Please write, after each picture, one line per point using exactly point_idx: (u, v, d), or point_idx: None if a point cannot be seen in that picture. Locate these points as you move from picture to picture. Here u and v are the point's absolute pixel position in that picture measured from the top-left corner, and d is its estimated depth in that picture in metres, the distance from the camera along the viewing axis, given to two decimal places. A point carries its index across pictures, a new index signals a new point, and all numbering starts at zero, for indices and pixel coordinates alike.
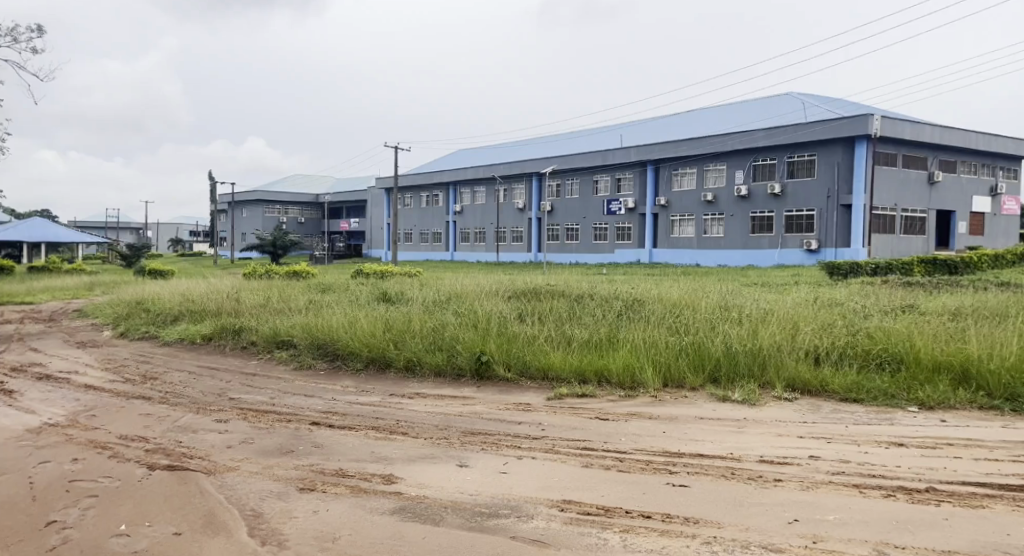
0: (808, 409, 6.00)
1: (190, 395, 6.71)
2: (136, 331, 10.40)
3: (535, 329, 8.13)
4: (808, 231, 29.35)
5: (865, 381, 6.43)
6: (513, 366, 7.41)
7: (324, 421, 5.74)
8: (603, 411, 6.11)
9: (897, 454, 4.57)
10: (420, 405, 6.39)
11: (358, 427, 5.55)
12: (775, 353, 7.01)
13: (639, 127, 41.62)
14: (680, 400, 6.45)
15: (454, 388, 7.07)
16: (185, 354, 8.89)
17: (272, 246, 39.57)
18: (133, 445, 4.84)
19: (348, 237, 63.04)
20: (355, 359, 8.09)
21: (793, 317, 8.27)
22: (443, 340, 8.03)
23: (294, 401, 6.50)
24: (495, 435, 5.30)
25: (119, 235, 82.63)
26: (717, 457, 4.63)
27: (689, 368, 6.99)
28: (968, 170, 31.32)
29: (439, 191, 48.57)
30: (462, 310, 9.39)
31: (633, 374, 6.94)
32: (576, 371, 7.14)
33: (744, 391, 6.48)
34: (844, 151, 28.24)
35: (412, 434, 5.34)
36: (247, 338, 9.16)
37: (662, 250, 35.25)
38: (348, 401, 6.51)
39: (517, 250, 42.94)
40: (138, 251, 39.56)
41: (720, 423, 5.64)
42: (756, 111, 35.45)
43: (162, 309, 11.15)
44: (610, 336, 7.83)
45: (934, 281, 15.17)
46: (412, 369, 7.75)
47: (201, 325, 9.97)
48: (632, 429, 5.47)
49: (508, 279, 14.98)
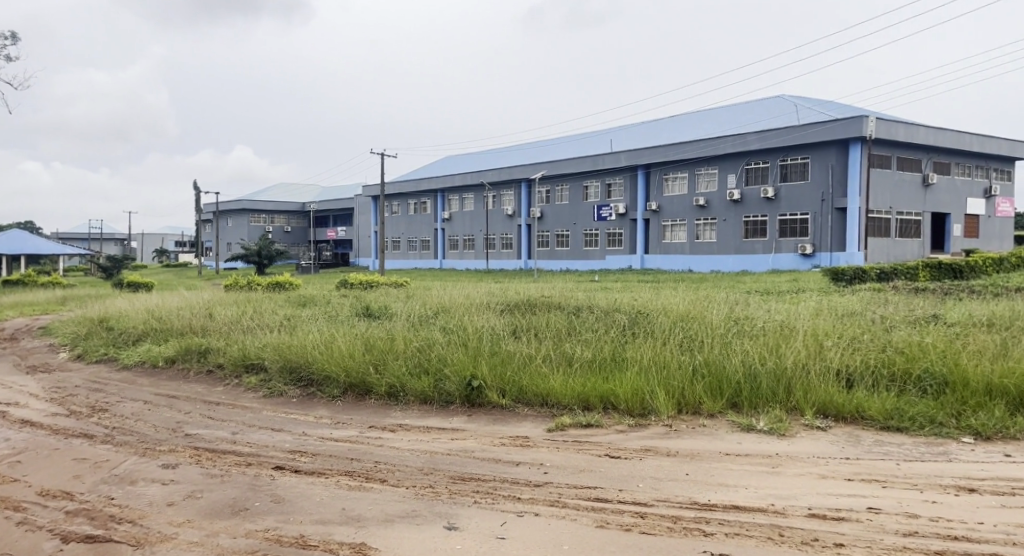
0: (847, 441, 5.23)
1: (139, 431, 5.88)
2: (93, 353, 9.52)
3: (531, 348, 7.37)
4: (802, 234, 28.75)
5: (906, 407, 5.70)
6: (509, 391, 6.63)
7: (289, 465, 4.91)
8: (614, 445, 5.32)
9: (973, 506, 3.82)
10: (403, 441, 5.56)
11: (329, 473, 4.72)
12: (799, 373, 6.27)
13: (630, 131, 41.09)
14: (697, 430, 5.69)
15: (441, 419, 6.25)
16: (144, 380, 8.04)
17: (257, 256, 38.62)
18: (52, 506, 4.05)
19: (335, 245, 62.02)
20: (331, 384, 7.26)
21: (814, 331, 7.53)
22: (430, 362, 7.24)
23: (257, 439, 5.66)
24: (491, 482, 4.51)
25: (103, 246, 81.26)
26: (760, 512, 3.85)
27: (706, 393, 6.24)
28: (962, 172, 30.85)
29: (427, 198, 47.79)
30: (451, 325, 8.62)
31: (643, 399, 6.17)
32: (579, 397, 6.36)
33: (770, 420, 5.72)
34: (838, 154, 27.70)
35: (392, 482, 4.52)
36: (214, 360, 8.31)
37: (654, 255, 34.56)
38: (319, 438, 5.69)
39: (506, 257, 42.26)
40: (119, 263, 38.42)
41: (751, 461, 4.86)
42: (748, 114, 34.97)
43: (125, 328, 10.28)
44: (615, 355, 7.09)
45: (940, 284, 14.74)
46: (395, 396, 6.93)
47: (165, 346, 9.09)
48: (649, 471, 4.68)
49: (500, 288, 14.41)
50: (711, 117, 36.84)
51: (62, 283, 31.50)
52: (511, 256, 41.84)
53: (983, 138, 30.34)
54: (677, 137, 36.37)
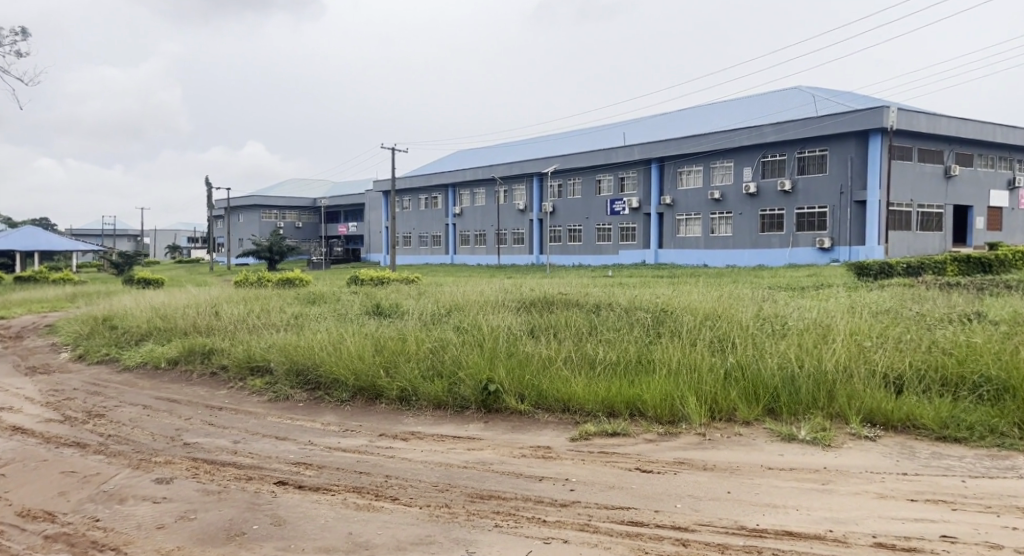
0: (901, 454, 4.81)
1: (134, 440, 5.51)
2: (95, 354, 9.18)
3: (551, 348, 6.95)
4: (820, 228, 28.12)
5: (962, 414, 5.29)
6: (528, 396, 6.23)
7: (293, 480, 4.52)
8: (644, 457, 4.89)
9: None
10: (416, 452, 5.16)
11: (335, 489, 4.33)
12: (841, 378, 5.83)
13: (643, 124, 40.51)
14: (732, 439, 5.26)
15: (457, 426, 5.85)
16: (145, 383, 7.69)
17: (269, 251, 38.51)
18: (30, 530, 3.69)
19: (347, 241, 61.79)
20: (340, 387, 6.88)
21: (851, 330, 7.04)
22: (444, 364, 6.84)
23: (260, 448, 5.28)
24: (512, 500, 4.11)
25: (115, 242, 81.56)
26: (817, 540, 3.45)
27: (741, 399, 5.80)
28: (985, 163, 30.06)
29: (438, 194, 47.47)
30: (464, 324, 8.22)
31: (674, 405, 5.73)
32: (602, 402, 5.93)
33: (812, 429, 5.28)
34: (858, 146, 27.01)
35: (404, 501, 4.12)
36: (218, 362, 7.95)
37: (667, 250, 34.00)
38: (326, 447, 5.30)
39: (518, 252, 41.82)
40: (130, 260, 38.11)
41: (799, 477, 4.41)
42: (764, 106, 34.31)
43: (128, 328, 9.93)
44: (642, 357, 6.65)
45: (972, 280, 14.10)
46: (407, 400, 6.54)
47: (168, 347, 8.74)
48: (686, 488, 4.25)
49: (511, 284, 13.98)
50: (727, 109, 36.15)
51: (74, 279, 31.37)
52: (522, 251, 41.43)
53: (1007, 128, 29.52)
54: (692, 130, 35.74)
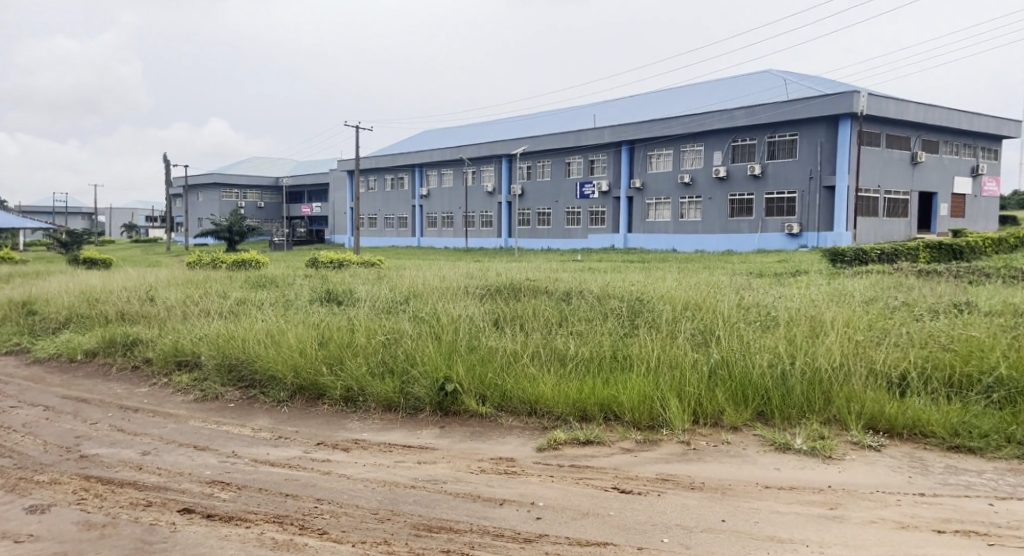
0: (913, 468, 4.22)
1: (21, 451, 4.66)
2: (4, 343, 8.20)
3: (515, 342, 6.23)
4: (789, 214, 27.83)
5: (976, 420, 4.71)
6: (490, 397, 5.52)
7: (201, 506, 3.73)
8: (623, 473, 4.20)
9: None
10: (357, 466, 4.40)
11: (251, 520, 3.55)
12: (839, 377, 5.22)
13: (614, 105, 39.82)
14: (720, 448, 4.62)
15: (408, 433, 5.11)
16: (54, 378, 6.78)
17: (228, 231, 37.02)
18: None
19: (309, 223, 60.42)
20: (277, 386, 6.07)
21: (843, 323, 6.41)
22: (396, 359, 6.05)
23: (171, 463, 4.46)
24: (465, 534, 3.39)
25: (69, 219, 78.56)
26: None
27: (728, 401, 5.17)
28: (951, 150, 30.06)
29: (404, 174, 46.27)
30: (422, 313, 7.44)
31: (653, 409, 5.07)
32: (574, 405, 5.25)
33: (809, 438, 4.65)
34: (828, 130, 26.71)
35: (334, 535, 3.38)
36: (142, 355, 7.06)
37: (637, 234, 33.51)
38: (252, 461, 4.52)
39: (486, 235, 41.05)
40: (78, 238, 36.32)
41: (804, 499, 3.77)
42: (735, 88, 33.86)
43: (47, 314, 8.94)
44: (618, 354, 5.96)
45: (947, 268, 13.89)
46: (353, 401, 5.76)
47: (87, 336, 7.80)
48: (675, 516, 3.57)
49: (478, 269, 13.31)
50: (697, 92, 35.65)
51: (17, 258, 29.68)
52: (490, 234, 40.67)
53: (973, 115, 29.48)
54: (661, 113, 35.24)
